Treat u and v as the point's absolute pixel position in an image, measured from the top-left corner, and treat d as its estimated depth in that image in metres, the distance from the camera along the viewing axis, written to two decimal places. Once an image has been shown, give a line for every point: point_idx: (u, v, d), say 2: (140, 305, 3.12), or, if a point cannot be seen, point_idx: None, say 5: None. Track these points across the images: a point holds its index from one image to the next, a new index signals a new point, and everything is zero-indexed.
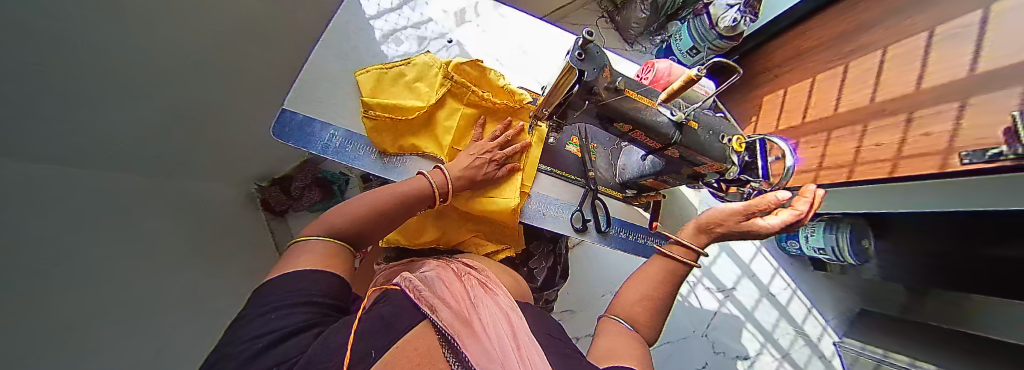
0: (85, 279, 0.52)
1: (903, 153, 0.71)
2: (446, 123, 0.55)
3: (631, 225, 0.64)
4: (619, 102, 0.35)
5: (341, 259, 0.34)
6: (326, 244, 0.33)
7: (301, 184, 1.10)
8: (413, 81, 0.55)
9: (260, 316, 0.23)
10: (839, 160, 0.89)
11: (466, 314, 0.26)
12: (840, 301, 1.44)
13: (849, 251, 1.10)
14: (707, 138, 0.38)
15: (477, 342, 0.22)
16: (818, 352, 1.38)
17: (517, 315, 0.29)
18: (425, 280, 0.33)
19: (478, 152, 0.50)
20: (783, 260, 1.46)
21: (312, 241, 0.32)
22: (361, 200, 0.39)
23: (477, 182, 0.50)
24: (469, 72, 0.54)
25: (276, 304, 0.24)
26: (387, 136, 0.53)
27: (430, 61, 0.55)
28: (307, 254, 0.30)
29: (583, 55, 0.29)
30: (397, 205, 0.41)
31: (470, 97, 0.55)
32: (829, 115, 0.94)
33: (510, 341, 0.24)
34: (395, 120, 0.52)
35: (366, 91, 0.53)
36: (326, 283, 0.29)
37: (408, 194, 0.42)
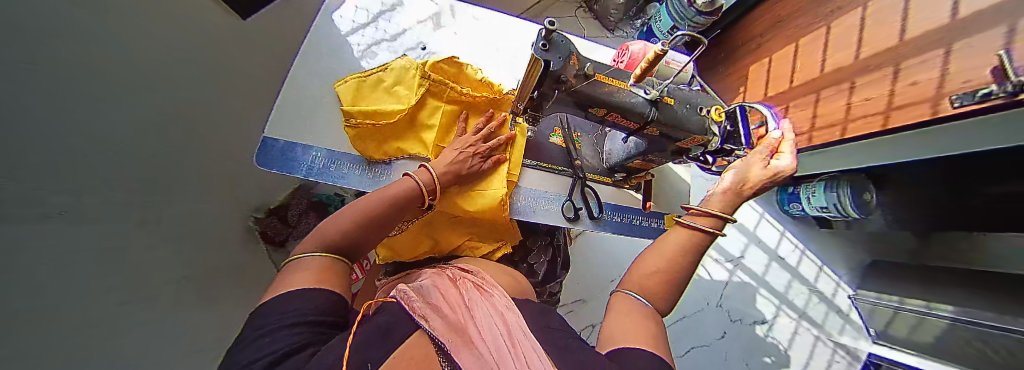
0: (60, 327, 0.49)
1: (893, 106, 0.71)
2: (429, 122, 0.55)
3: (625, 209, 0.64)
4: (590, 89, 0.35)
5: (339, 275, 0.33)
6: (320, 260, 0.32)
7: (296, 211, 1.03)
8: (391, 86, 0.54)
9: (255, 339, 0.22)
10: (830, 119, 0.88)
11: (460, 321, 0.26)
12: (850, 256, 1.43)
13: (851, 205, 1.09)
14: (685, 112, 0.38)
15: (470, 347, 0.22)
16: (835, 307, 1.38)
17: (512, 315, 0.29)
18: (419, 290, 0.33)
19: (462, 146, 0.49)
20: (787, 223, 1.45)
21: (307, 258, 0.31)
22: (352, 208, 0.38)
23: (463, 177, 0.49)
24: (447, 70, 0.54)
25: (271, 325, 0.23)
26: (372, 142, 0.53)
27: (406, 64, 0.54)
28: (302, 271, 0.30)
29: (547, 45, 0.30)
30: (389, 208, 0.40)
31: (449, 94, 0.55)
32: (815, 78, 0.94)
33: (506, 342, 0.24)
34: (378, 125, 0.52)
35: (347, 99, 0.53)
36: (323, 298, 0.28)
37: (397, 197, 0.41)
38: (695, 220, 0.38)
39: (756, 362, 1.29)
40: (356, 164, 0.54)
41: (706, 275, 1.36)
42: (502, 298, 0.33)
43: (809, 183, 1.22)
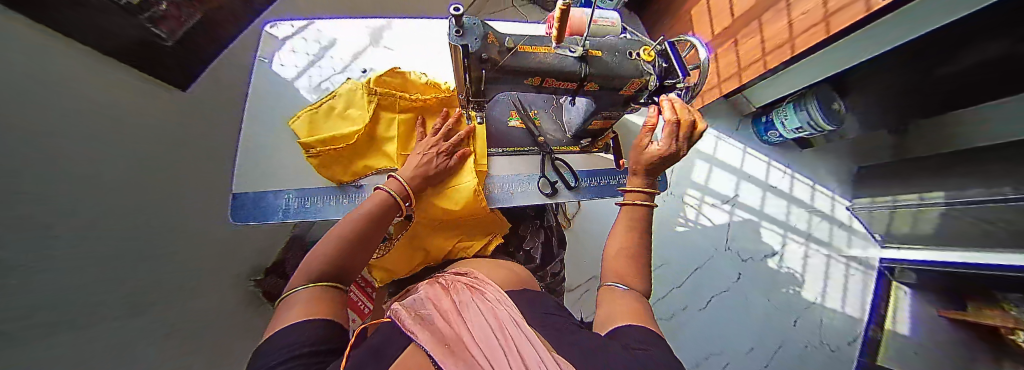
0: None
1: (832, 10, 0.75)
2: (388, 135, 0.56)
3: (600, 172, 0.65)
4: (518, 62, 0.36)
5: (332, 300, 0.33)
6: (313, 293, 0.32)
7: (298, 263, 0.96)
8: (344, 110, 0.55)
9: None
10: (776, 41, 0.93)
11: (449, 326, 0.24)
12: (837, 167, 1.47)
13: (823, 119, 1.13)
14: (615, 59, 0.40)
15: (456, 341, 0.21)
16: (836, 221, 1.42)
17: (510, 308, 0.27)
18: (414, 308, 0.31)
19: (425, 149, 0.50)
20: (771, 151, 1.48)
21: (298, 293, 0.31)
22: (331, 236, 0.37)
23: (433, 177, 0.50)
24: (392, 81, 0.55)
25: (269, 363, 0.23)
26: (338, 166, 0.53)
27: (354, 86, 0.55)
28: (295, 305, 0.30)
29: (459, 31, 0.30)
30: (366, 225, 0.40)
31: (400, 103, 0.56)
32: (753, 6, 0.97)
33: (498, 333, 0.21)
34: (338, 149, 0.52)
35: (303, 133, 0.53)
36: (317, 327, 0.28)
37: (372, 211, 0.41)
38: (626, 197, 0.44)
39: (776, 294, 1.32)
40: (332, 194, 0.55)
41: (709, 223, 1.38)
42: (496, 292, 0.33)
43: (779, 108, 1.27)
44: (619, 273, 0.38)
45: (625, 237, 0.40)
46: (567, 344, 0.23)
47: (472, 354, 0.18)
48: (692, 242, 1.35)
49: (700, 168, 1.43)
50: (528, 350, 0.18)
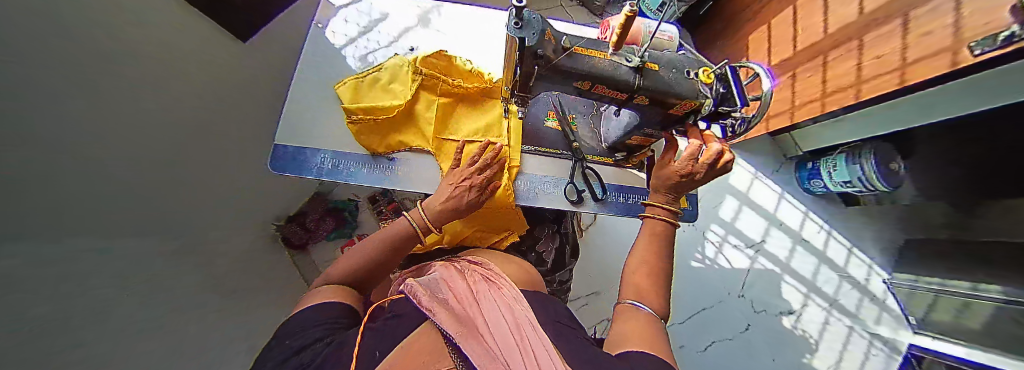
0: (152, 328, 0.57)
1: (908, 61, 0.68)
2: (425, 115, 0.57)
3: (630, 189, 0.63)
4: (570, 63, 0.35)
5: (348, 290, 0.42)
6: (335, 287, 0.41)
7: (314, 216, 1.11)
8: (387, 84, 0.57)
9: (281, 343, 0.31)
10: (840, 83, 0.86)
11: (464, 312, 0.28)
12: (881, 233, 1.36)
13: (878, 177, 1.04)
14: (673, 75, 0.38)
15: (475, 329, 0.24)
16: (868, 292, 1.30)
17: (519, 304, 0.30)
18: (428, 287, 0.35)
19: (456, 181, 0.49)
20: (810, 202, 1.38)
21: (319, 289, 0.40)
22: (358, 253, 0.45)
23: (461, 210, 0.50)
24: (438, 63, 0.57)
25: (291, 332, 0.32)
26: (374, 136, 0.55)
27: (400, 62, 0.58)
28: (316, 295, 0.39)
29: (520, 23, 0.31)
30: (387, 252, 0.46)
31: (442, 87, 0.57)
32: (817, 42, 0.92)
33: (510, 326, 0.25)
34: (378, 120, 0.54)
35: (347, 99, 0.56)
36: (330, 308, 0.36)
37: (394, 240, 0.46)
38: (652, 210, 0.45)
39: (787, 355, 1.23)
40: (364, 163, 0.56)
41: (727, 265, 1.31)
42: (509, 285, 0.35)
43: (828, 157, 1.17)
44: (638, 290, 0.37)
45: (646, 257, 0.40)
46: (573, 352, 0.25)
47: (491, 348, 0.21)
48: (706, 280, 1.29)
49: (728, 205, 1.36)
50: (541, 350, 0.21)
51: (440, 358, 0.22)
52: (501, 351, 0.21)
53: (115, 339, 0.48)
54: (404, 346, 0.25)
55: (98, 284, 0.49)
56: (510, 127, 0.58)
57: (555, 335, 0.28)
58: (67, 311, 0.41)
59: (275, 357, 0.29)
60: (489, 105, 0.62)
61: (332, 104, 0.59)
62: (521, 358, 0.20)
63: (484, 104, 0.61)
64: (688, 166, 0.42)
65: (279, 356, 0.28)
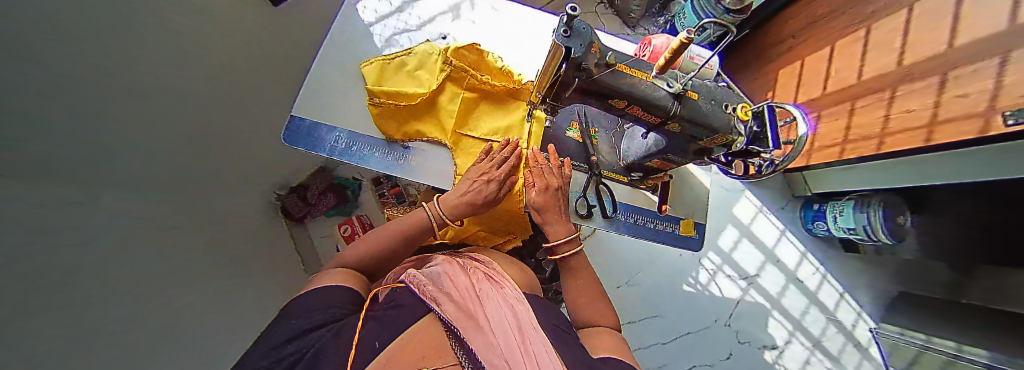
0: (130, 281, 0.56)
1: (938, 119, 0.66)
2: (448, 108, 0.57)
3: (638, 209, 0.65)
4: (611, 79, 0.35)
5: (356, 276, 0.45)
6: (346, 270, 0.44)
7: (316, 191, 1.15)
8: (414, 71, 0.57)
9: (286, 321, 0.32)
10: (865, 132, 0.84)
11: (469, 307, 0.30)
12: (876, 283, 1.33)
13: (882, 230, 1.03)
14: (711, 107, 0.37)
15: (479, 323, 0.27)
16: (854, 339, 1.29)
17: (520, 306, 0.33)
18: (431, 277, 0.37)
19: (476, 175, 0.50)
20: (811, 243, 1.37)
21: (329, 270, 0.43)
22: (369, 241, 0.49)
23: (479, 206, 0.50)
24: (468, 57, 0.56)
25: (297, 312, 0.33)
26: (392, 122, 0.56)
27: (430, 50, 0.57)
28: (326, 278, 0.41)
29: (568, 32, 0.29)
30: (398, 239, 0.49)
31: (470, 81, 0.57)
32: (850, 86, 0.90)
33: (512, 326, 0.27)
34: (400, 106, 0.55)
35: (371, 80, 0.56)
36: (337, 292, 0.37)
37: (406, 230, 0.50)
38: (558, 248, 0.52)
39: None
40: (378, 148, 0.56)
41: (718, 293, 1.31)
42: (509, 287, 0.38)
43: (837, 201, 1.16)
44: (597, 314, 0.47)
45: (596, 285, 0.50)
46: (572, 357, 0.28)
47: (495, 347, 0.23)
48: (694, 304, 1.29)
49: (728, 235, 1.35)
50: (541, 353, 0.24)
51: (442, 356, 0.24)
52: (504, 353, 0.23)
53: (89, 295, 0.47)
54: (405, 336, 0.27)
55: (84, 237, 0.49)
56: (531, 133, 0.58)
57: (550, 337, 0.31)
58: (48, 261, 0.40)
59: (279, 333, 0.30)
60: (513, 106, 0.61)
61: (354, 83, 0.58)
62: (524, 362, 0.22)
63: (507, 105, 0.60)
64: (545, 180, 0.52)
65: (283, 334, 0.30)
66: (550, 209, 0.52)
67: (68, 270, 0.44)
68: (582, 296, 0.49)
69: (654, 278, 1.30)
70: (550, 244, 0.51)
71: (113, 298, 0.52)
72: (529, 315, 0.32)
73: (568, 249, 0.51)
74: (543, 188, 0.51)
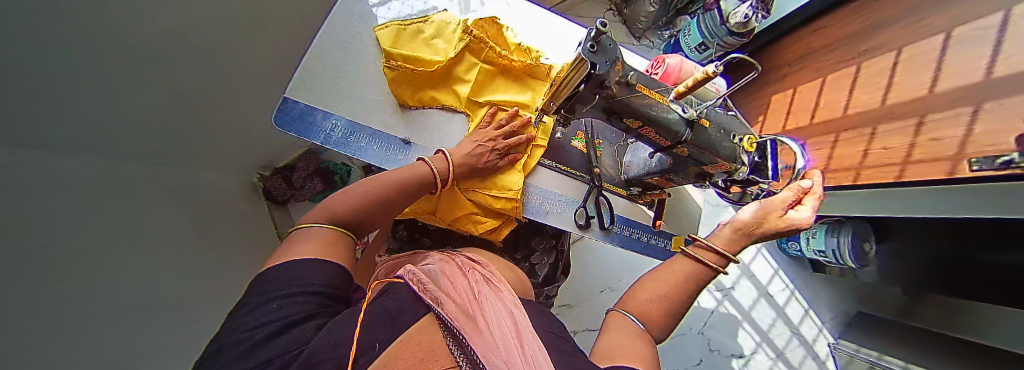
0: (88, 256, 0.52)
1: (911, 158, 0.70)
2: (464, 77, 0.57)
3: (635, 224, 0.68)
4: (633, 99, 0.35)
5: (342, 245, 0.38)
6: (331, 233, 0.37)
7: (303, 173, 1.13)
8: (431, 39, 0.57)
9: (261, 305, 0.26)
10: (845, 163, 0.89)
11: (469, 309, 0.30)
12: (837, 302, 1.43)
13: (849, 254, 1.09)
14: (718, 137, 0.39)
15: (480, 326, 0.26)
16: (813, 352, 1.38)
17: (519, 314, 0.33)
18: (431, 275, 0.37)
19: (481, 140, 0.53)
20: (783, 261, 1.45)
21: (313, 229, 0.36)
22: (355, 193, 0.42)
23: (478, 168, 0.53)
24: (487, 29, 0.57)
25: (273, 293, 0.27)
26: (407, 87, 0.56)
27: (449, 20, 0.58)
28: (309, 241, 0.34)
29: (595, 46, 0.29)
30: (398, 192, 0.45)
31: (487, 53, 0.57)
32: (834, 119, 0.94)
33: (513, 334, 0.27)
34: (415, 72, 0.55)
35: (387, 42, 0.55)
36: (324, 270, 0.32)
37: (408, 181, 0.46)
38: (698, 253, 0.43)
39: None
40: (376, 139, 0.54)
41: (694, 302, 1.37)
42: (507, 291, 0.39)
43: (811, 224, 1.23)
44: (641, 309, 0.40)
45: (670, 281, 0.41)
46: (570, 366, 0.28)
47: (494, 349, 0.23)
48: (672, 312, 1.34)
49: None
50: (542, 361, 0.24)
51: (440, 356, 0.23)
52: (505, 355, 0.23)
53: (51, 275, 0.44)
54: (406, 332, 0.26)
55: (42, 214, 0.46)
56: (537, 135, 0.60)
57: (547, 346, 0.31)
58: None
59: (255, 321, 0.24)
60: (529, 83, 0.62)
61: (354, 69, 0.55)
62: (524, 363, 0.22)
63: (524, 81, 0.62)
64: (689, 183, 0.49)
65: (261, 321, 0.24)
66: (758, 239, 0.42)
67: (27, 250, 0.41)
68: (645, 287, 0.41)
69: None
70: (703, 246, 0.42)
71: (76, 271, 0.49)
72: (527, 321, 0.32)
73: (711, 256, 0.42)
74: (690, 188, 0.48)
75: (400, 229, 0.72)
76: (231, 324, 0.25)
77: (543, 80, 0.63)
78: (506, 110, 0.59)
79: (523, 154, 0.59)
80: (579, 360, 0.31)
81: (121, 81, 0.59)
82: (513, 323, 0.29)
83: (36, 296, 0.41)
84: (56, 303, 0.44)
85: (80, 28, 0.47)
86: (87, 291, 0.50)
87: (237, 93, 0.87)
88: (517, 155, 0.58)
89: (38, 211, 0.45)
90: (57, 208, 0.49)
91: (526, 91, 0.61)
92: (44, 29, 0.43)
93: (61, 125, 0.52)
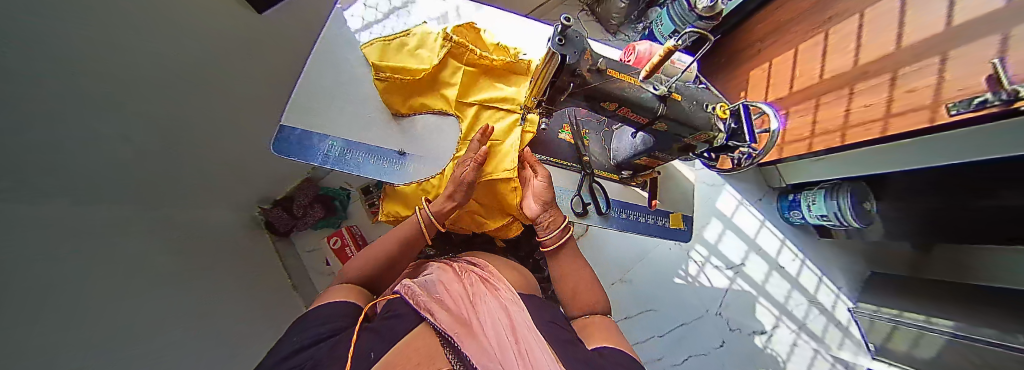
0: (107, 305, 0.52)
1: (891, 112, 0.73)
2: (451, 81, 0.60)
3: (631, 206, 0.70)
4: (605, 85, 0.38)
5: (358, 293, 0.46)
6: (348, 286, 0.47)
7: (302, 203, 1.14)
8: (415, 49, 0.60)
9: (293, 335, 0.34)
10: (829, 125, 0.91)
11: (464, 315, 0.31)
12: (851, 264, 1.42)
13: (851, 214, 1.09)
14: (693, 107, 0.42)
15: (474, 332, 0.28)
16: (835, 319, 1.36)
17: (514, 309, 0.34)
18: (424, 286, 0.39)
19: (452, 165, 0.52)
20: (788, 230, 1.45)
21: (333, 286, 0.46)
22: (363, 254, 0.52)
23: (455, 196, 0.52)
24: (466, 35, 0.60)
25: (303, 327, 0.35)
26: (398, 96, 0.59)
27: (430, 31, 0.61)
28: (330, 291, 0.44)
29: (563, 40, 0.31)
30: (399, 246, 0.52)
31: (469, 56, 0.60)
32: (812, 85, 0.97)
33: (508, 333, 0.29)
34: (404, 81, 0.57)
35: (374, 57, 0.58)
36: (338, 306, 0.39)
37: (404, 236, 0.52)
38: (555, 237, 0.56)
39: None
40: (373, 155, 0.56)
41: (707, 283, 1.36)
42: (504, 290, 0.40)
43: (810, 190, 1.24)
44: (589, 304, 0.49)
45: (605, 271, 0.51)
46: (564, 352, 0.30)
47: (486, 351, 0.25)
48: (686, 295, 1.34)
49: (714, 227, 1.42)
50: (532, 352, 0.26)
51: (437, 360, 0.24)
52: (496, 357, 0.24)
53: (76, 324, 0.44)
54: (403, 343, 0.28)
55: (61, 264, 0.46)
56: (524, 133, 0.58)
57: (545, 334, 0.33)
58: (26, 286, 0.38)
59: (281, 350, 0.31)
60: (512, 79, 0.65)
61: (348, 89, 0.58)
62: (517, 364, 0.23)
63: (507, 78, 0.64)
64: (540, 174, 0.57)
65: (290, 346, 0.32)
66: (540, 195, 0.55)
67: (54, 295, 0.42)
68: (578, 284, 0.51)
69: (644, 274, 1.34)
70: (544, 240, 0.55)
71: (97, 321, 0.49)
72: (524, 315, 0.34)
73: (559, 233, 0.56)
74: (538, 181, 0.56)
75: None
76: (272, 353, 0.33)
77: (525, 75, 0.65)
78: (494, 106, 0.60)
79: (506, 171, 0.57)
80: (577, 346, 0.33)
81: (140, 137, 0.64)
82: (509, 322, 0.30)
83: (75, 341, 0.42)
84: (86, 349, 0.44)
85: (103, 89, 0.52)
86: (114, 336, 0.50)
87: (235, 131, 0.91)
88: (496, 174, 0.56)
89: (61, 258, 0.47)
90: (82, 258, 0.51)
91: (511, 85, 0.64)
92: (76, 92, 0.47)
93: (84, 179, 0.55)
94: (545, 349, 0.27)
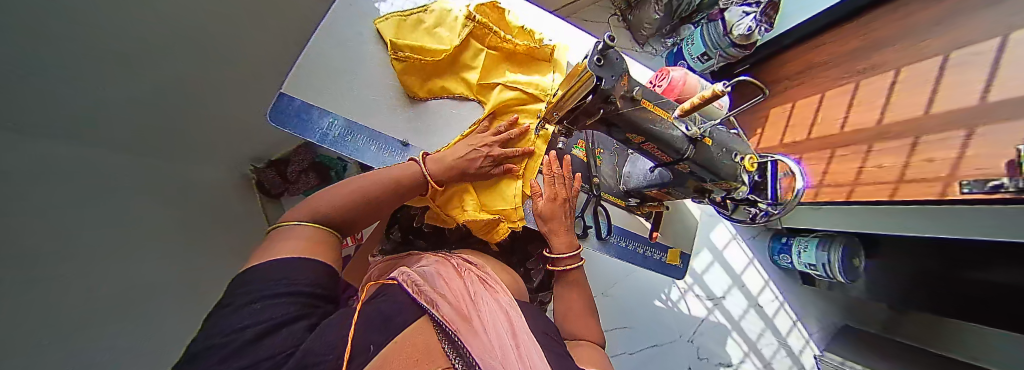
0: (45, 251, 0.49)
1: (904, 178, 0.72)
2: (472, 64, 0.57)
3: (631, 234, 0.69)
4: (635, 113, 0.35)
5: (325, 244, 0.38)
6: (313, 231, 0.38)
7: (297, 168, 1.11)
8: (432, 28, 0.56)
9: (244, 306, 0.26)
10: (839, 178, 0.90)
11: (464, 311, 0.30)
12: (827, 314, 1.44)
13: (839, 268, 1.10)
14: (722, 154, 0.40)
15: (475, 328, 0.26)
16: (799, 363, 1.39)
17: (514, 315, 0.33)
18: (424, 277, 0.37)
19: (476, 144, 0.51)
20: (774, 272, 1.46)
21: (292, 226, 0.36)
22: (329, 196, 0.42)
23: (469, 175, 0.51)
24: (489, 14, 0.57)
25: (260, 293, 0.27)
26: (415, 78, 0.56)
27: (449, 9, 0.57)
28: (288, 239, 0.35)
29: (601, 61, 0.29)
30: (385, 192, 0.45)
31: (491, 39, 0.57)
32: (831, 135, 0.95)
33: (510, 339, 0.27)
34: (421, 61, 0.54)
35: (389, 34, 0.55)
36: (309, 268, 0.33)
37: (397, 180, 0.47)
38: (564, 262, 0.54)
39: None
40: (375, 136, 0.54)
41: (686, 310, 1.38)
42: (503, 294, 0.39)
43: (803, 238, 1.24)
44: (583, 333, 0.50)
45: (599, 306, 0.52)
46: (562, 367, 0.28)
47: (489, 347, 0.23)
48: (663, 318, 1.35)
49: (703, 258, 1.42)
50: (536, 360, 0.24)
51: (434, 358, 0.21)
52: (501, 356, 0.22)
53: None
54: (400, 338, 0.25)
55: None
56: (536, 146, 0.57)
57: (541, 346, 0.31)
58: None
59: (235, 325, 0.24)
60: (536, 65, 0.62)
61: (358, 61, 0.55)
62: (519, 365, 0.22)
63: (529, 65, 0.62)
64: (555, 190, 0.55)
65: (244, 323, 0.24)
66: (557, 220, 0.55)
67: None
68: (571, 310, 0.52)
69: (626, 292, 1.35)
70: (552, 256, 0.54)
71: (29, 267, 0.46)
72: (523, 322, 0.32)
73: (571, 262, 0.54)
74: (551, 197, 0.55)
75: (394, 230, 0.71)
76: (210, 328, 0.25)
77: (547, 62, 0.63)
78: (518, 88, 0.57)
79: (520, 168, 0.57)
80: (571, 361, 0.32)
81: (57, 59, 0.55)
82: (510, 327, 0.29)
83: None
84: None
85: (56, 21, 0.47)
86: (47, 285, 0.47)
87: (208, 75, 0.84)
88: (512, 166, 0.56)
89: None
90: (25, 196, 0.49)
91: (534, 73, 0.62)
92: None
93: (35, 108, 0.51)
94: (543, 358, 0.26)
